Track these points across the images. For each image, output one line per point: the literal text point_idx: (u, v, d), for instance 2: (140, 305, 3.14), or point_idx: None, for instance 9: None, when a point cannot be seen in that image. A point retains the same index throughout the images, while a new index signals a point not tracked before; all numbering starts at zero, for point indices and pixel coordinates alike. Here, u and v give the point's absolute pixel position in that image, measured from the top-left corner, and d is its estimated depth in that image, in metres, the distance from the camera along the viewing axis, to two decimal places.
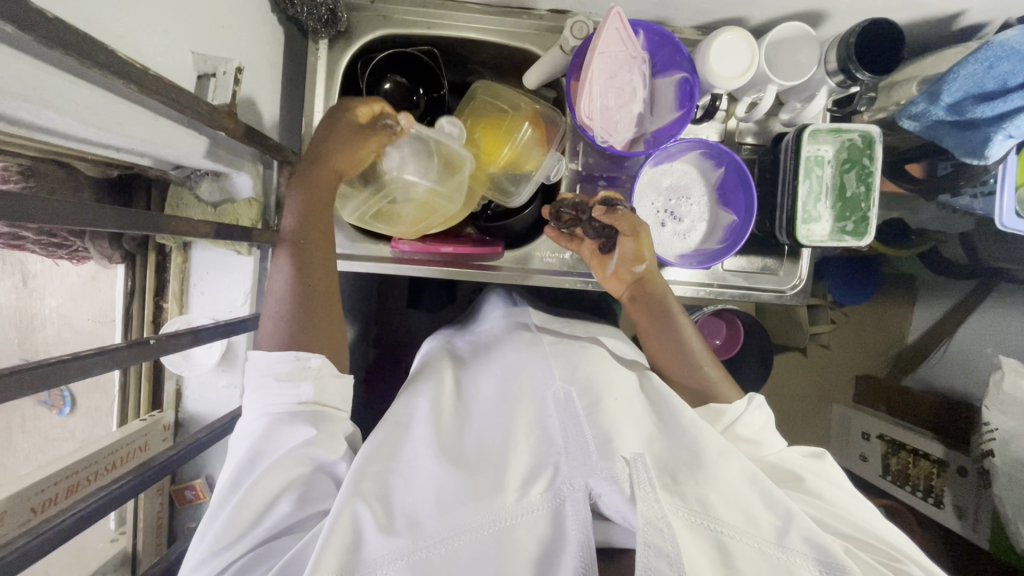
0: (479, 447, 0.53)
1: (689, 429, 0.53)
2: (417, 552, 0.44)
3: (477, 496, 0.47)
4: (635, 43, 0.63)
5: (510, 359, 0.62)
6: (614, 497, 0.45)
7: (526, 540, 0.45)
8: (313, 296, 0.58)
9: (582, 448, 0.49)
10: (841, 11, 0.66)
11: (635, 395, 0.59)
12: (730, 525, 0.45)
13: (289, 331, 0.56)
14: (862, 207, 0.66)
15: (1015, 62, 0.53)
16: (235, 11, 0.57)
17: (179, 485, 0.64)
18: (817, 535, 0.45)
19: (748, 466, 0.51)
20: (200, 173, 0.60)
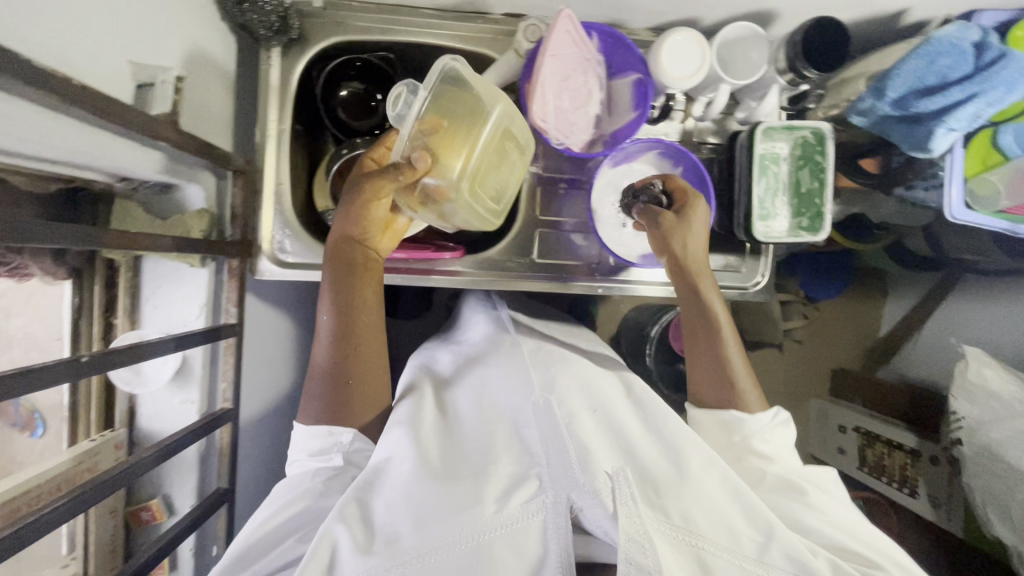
0: (461, 460, 0.55)
1: (674, 442, 0.56)
2: (396, 568, 0.46)
3: (457, 508, 0.49)
4: (587, 46, 0.64)
5: (492, 373, 0.64)
6: (597, 511, 0.48)
7: (505, 551, 0.47)
8: (343, 357, 0.58)
9: (562, 460, 0.51)
10: (790, 10, 0.66)
11: (613, 400, 0.61)
12: (711, 541, 0.48)
13: (322, 398, 0.58)
14: (817, 203, 0.67)
15: (955, 57, 0.54)
16: (179, 19, 0.55)
17: (134, 506, 0.64)
18: (797, 551, 0.48)
19: (729, 477, 0.53)
20: (148, 183, 0.60)
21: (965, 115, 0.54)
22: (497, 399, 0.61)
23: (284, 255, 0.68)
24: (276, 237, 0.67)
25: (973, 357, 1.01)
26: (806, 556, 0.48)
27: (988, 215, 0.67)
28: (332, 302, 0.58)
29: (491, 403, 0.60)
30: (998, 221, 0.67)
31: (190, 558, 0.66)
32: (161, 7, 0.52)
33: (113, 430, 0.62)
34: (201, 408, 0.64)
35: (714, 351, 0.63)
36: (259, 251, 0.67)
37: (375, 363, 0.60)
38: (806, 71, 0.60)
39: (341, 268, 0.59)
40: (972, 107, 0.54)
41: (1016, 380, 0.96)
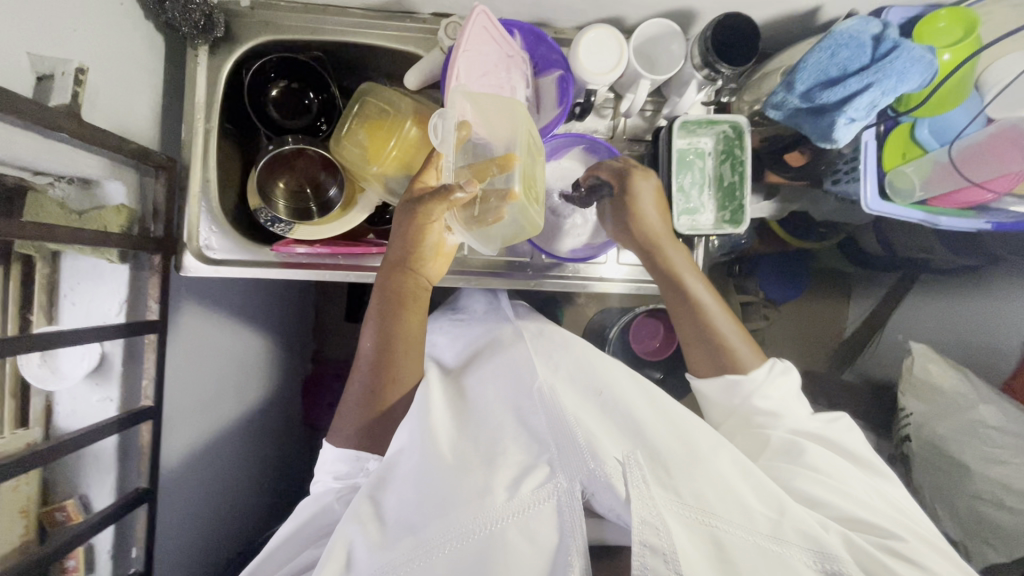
0: (468, 449, 0.58)
1: (689, 428, 0.59)
2: (417, 556, 0.50)
3: (466, 498, 0.51)
4: (508, 43, 0.65)
5: (513, 364, 0.67)
6: (612, 496, 0.50)
7: (516, 535, 0.49)
8: (377, 379, 0.64)
9: (573, 446, 0.53)
10: (709, 9, 0.68)
11: (634, 387, 0.65)
12: (727, 521, 0.50)
13: (354, 417, 0.65)
14: (738, 197, 0.68)
15: (853, 49, 0.55)
16: (92, 16, 0.56)
17: (49, 506, 0.61)
18: (808, 526, 0.51)
19: (740, 460, 0.56)
20: (65, 179, 0.56)
21: (862, 104, 0.55)
22: (503, 394, 0.65)
23: (214, 253, 0.69)
24: (203, 235, 0.69)
25: (919, 352, 1.00)
26: (818, 531, 0.50)
27: (904, 206, 0.69)
28: (377, 323, 0.65)
29: (499, 397, 0.65)
30: (915, 213, 0.69)
31: (109, 559, 0.65)
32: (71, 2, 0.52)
33: (29, 428, 0.57)
34: (121, 405, 0.64)
35: (690, 314, 0.68)
36: (185, 248, 0.67)
37: (404, 382, 0.66)
38: (718, 66, 0.61)
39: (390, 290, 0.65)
40: (868, 96, 0.55)
41: (957, 373, 0.96)
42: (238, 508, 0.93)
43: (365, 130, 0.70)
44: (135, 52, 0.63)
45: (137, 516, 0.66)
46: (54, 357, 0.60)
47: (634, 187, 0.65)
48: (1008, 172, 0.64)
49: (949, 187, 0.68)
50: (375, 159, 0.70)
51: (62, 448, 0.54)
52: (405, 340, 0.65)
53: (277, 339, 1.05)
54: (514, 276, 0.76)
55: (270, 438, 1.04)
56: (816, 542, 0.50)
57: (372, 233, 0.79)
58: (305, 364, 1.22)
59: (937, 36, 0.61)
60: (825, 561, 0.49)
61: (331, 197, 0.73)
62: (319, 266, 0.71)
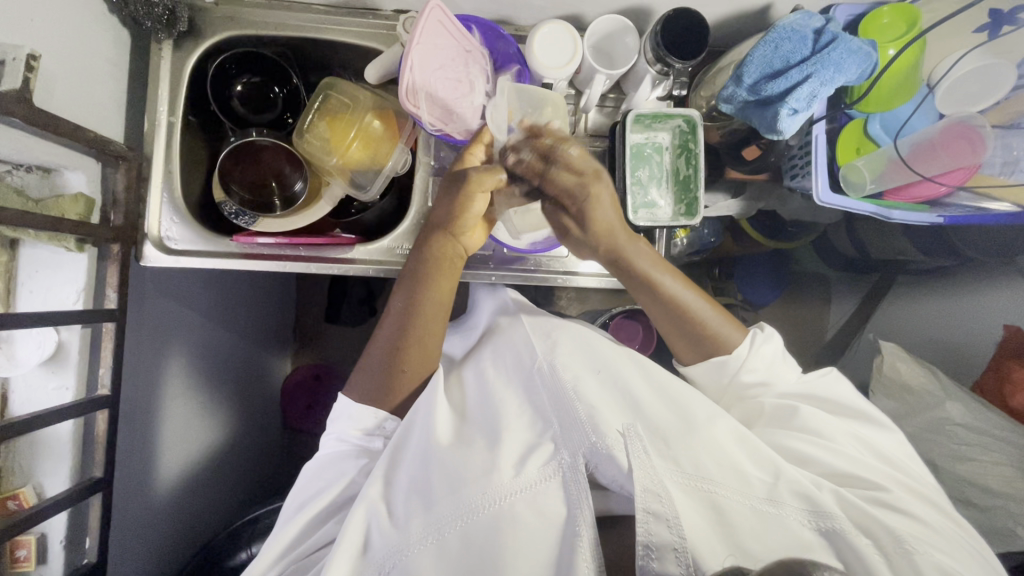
0: (474, 429, 0.61)
1: (682, 398, 0.60)
2: (431, 533, 0.53)
3: (472, 478, 0.54)
4: (466, 37, 0.66)
5: (513, 339, 0.68)
6: (613, 466, 0.54)
7: (524, 510, 0.53)
8: (404, 345, 0.65)
9: (575, 423, 0.57)
10: (664, 6, 0.69)
11: (618, 353, 0.66)
12: (723, 485, 0.52)
13: (376, 380, 0.65)
14: (693, 189, 0.70)
15: (795, 43, 0.58)
16: (52, 6, 0.57)
17: (2, 495, 0.61)
18: (802, 487, 0.53)
19: (736, 427, 0.57)
20: (24, 167, 0.58)
21: (804, 94, 0.57)
22: (505, 370, 0.66)
23: (175, 244, 0.70)
24: (164, 225, 0.70)
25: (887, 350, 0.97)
26: (811, 492, 0.53)
27: (857, 198, 0.69)
28: (408, 295, 0.66)
29: (500, 374, 0.66)
30: (867, 205, 0.69)
31: (61, 549, 0.64)
32: None
33: None
34: (77, 393, 0.64)
35: (663, 302, 0.66)
36: (145, 237, 0.68)
37: (430, 352, 0.67)
38: (669, 60, 0.63)
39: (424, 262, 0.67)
40: (808, 87, 0.57)
41: (926, 370, 0.95)
42: (209, 505, 0.92)
43: (326, 121, 0.72)
44: (100, 44, 0.64)
45: (91, 506, 0.65)
46: (9, 343, 0.60)
47: (591, 195, 0.63)
48: (959, 167, 0.65)
49: (901, 182, 0.69)
50: (336, 150, 0.71)
51: (15, 429, 0.54)
52: (435, 309, 0.66)
53: (255, 336, 1.05)
54: (474, 269, 0.77)
55: (244, 438, 1.03)
56: (810, 502, 0.52)
57: (339, 228, 0.80)
58: (282, 364, 1.22)
59: (883, 31, 0.64)
60: (818, 520, 0.51)
61: (296, 190, 0.74)
62: (280, 258, 0.71)
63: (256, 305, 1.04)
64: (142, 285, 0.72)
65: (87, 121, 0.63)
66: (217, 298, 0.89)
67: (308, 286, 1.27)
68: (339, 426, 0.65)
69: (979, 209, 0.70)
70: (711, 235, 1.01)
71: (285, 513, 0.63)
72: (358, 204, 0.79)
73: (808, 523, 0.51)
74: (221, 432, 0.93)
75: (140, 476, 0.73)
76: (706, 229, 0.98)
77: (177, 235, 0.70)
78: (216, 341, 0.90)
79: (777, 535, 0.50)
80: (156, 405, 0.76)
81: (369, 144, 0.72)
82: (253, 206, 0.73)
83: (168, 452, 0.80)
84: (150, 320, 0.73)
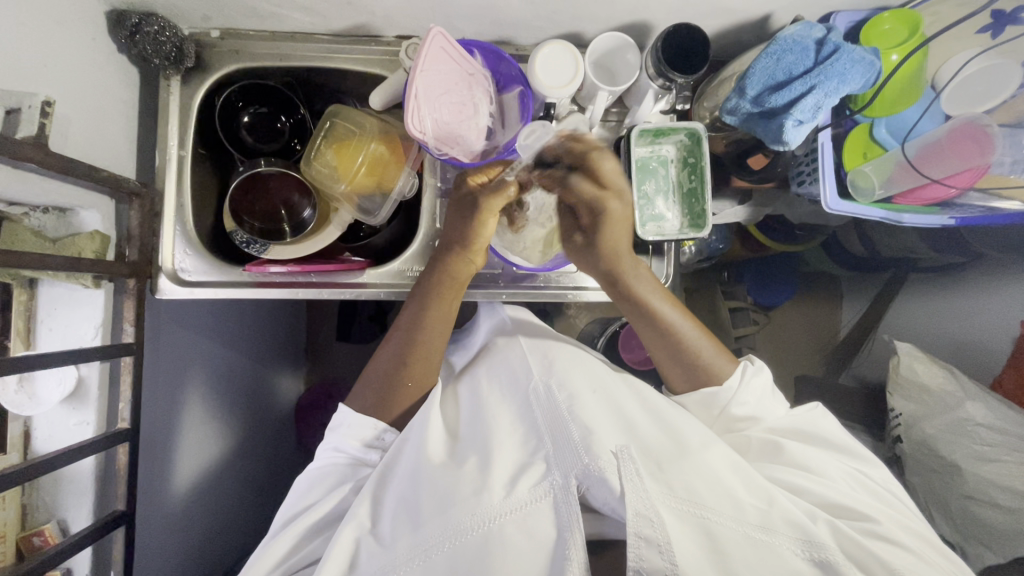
0: (465, 448, 0.62)
1: (675, 425, 0.60)
2: (417, 555, 0.53)
3: (462, 497, 0.55)
4: (468, 62, 0.66)
5: (509, 359, 0.70)
6: (606, 490, 0.53)
7: (513, 531, 0.52)
8: (407, 363, 0.67)
9: (567, 443, 0.57)
10: (661, 21, 0.70)
11: (613, 378, 0.68)
12: (717, 511, 0.51)
13: (376, 396, 0.67)
14: (701, 201, 0.70)
15: (798, 54, 0.58)
16: (66, 51, 0.58)
17: (27, 531, 0.63)
18: (794, 516, 0.52)
19: (730, 453, 0.57)
20: (40, 209, 0.60)
21: (808, 106, 0.57)
22: (500, 389, 0.67)
23: (189, 275, 0.71)
24: (178, 256, 0.71)
25: (903, 352, 0.99)
26: (805, 521, 0.52)
27: (866, 203, 0.70)
28: (417, 305, 0.68)
29: (495, 394, 0.67)
30: (876, 209, 0.70)
31: None
32: (39, 41, 0.55)
33: (5, 453, 0.61)
34: (98, 428, 0.64)
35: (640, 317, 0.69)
36: (159, 270, 0.69)
37: (432, 361, 0.69)
38: (671, 75, 0.64)
39: (428, 281, 0.68)
40: (813, 97, 0.57)
41: (944, 371, 0.94)
42: (229, 530, 0.92)
43: (333, 149, 0.72)
44: (111, 83, 0.65)
45: (114, 539, 0.65)
46: (31, 381, 0.62)
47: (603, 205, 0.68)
48: (968, 167, 0.65)
49: (910, 184, 0.69)
50: (343, 177, 0.72)
51: (41, 468, 0.54)
52: (441, 321, 0.68)
53: (269, 358, 1.06)
54: (485, 289, 0.77)
55: (261, 461, 1.02)
56: (804, 532, 0.51)
57: (349, 250, 0.80)
58: (295, 384, 1.22)
59: (884, 37, 0.65)
60: (811, 549, 0.50)
61: (306, 217, 0.74)
62: (293, 284, 0.72)
63: (268, 327, 1.05)
64: (156, 315, 0.73)
65: (101, 161, 0.64)
66: (230, 324, 0.91)
67: (317, 306, 1.27)
68: (336, 436, 0.66)
69: (991, 208, 0.69)
70: (719, 241, 1.00)
71: (274, 526, 0.63)
72: (365, 229, 0.80)
73: (801, 554, 0.50)
74: (238, 458, 0.93)
75: (161, 511, 0.74)
76: (713, 236, 0.98)
77: (190, 265, 0.71)
78: (230, 366, 0.90)
79: (770, 565, 0.49)
80: (172, 433, 0.76)
81: (375, 170, 0.72)
82: (265, 233, 0.73)
83: (187, 475, 0.79)
84: (166, 349, 0.75)
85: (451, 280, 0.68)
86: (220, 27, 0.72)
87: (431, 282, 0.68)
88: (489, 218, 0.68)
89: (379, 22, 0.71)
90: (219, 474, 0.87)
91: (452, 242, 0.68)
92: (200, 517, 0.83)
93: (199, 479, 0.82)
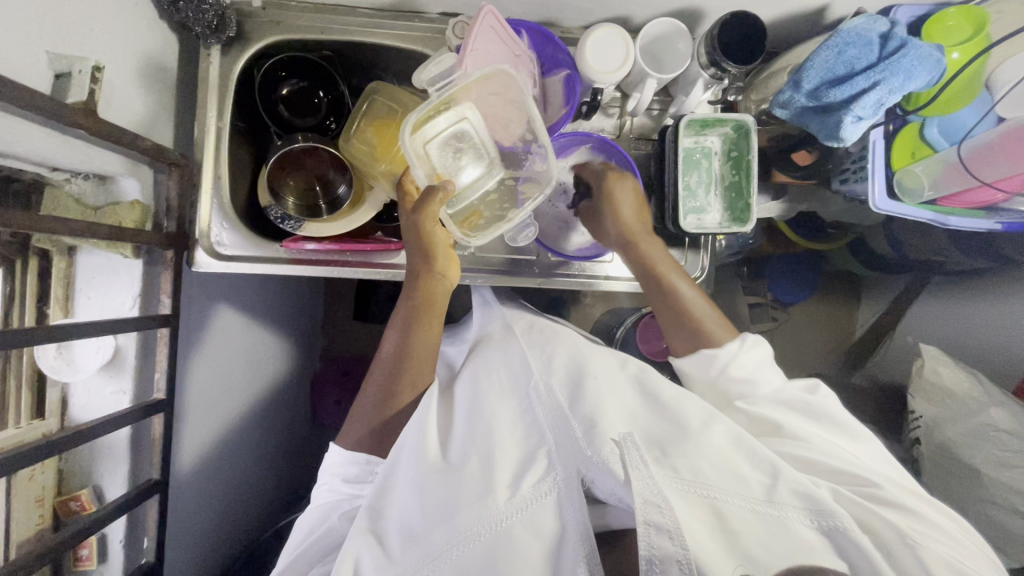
0: (463, 448, 0.61)
1: (676, 408, 0.60)
2: (425, 565, 0.53)
3: (467, 503, 0.55)
4: (517, 43, 0.65)
5: (504, 351, 0.70)
6: (610, 479, 0.54)
7: (522, 532, 0.53)
8: (394, 392, 0.66)
9: (571, 440, 0.57)
10: (714, 8, 0.68)
11: (613, 367, 0.67)
12: (721, 490, 0.51)
13: (367, 427, 0.66)
14: (746, 196, 0.69)
15: (861, 48, 0.56)
16: (112, 15, 0.57)
17: (63, 497, 0.63)
18: (802, 485, 0.52)
19: (733, 430, 0.57)
20: (81, 175, 0.59)
21: (870, 102, 0.56)
22: (498, 381, 0.66)
23: (224, 248, 0.70)
24: (215, 231, 0.70)
25: (928, 355, 0.98)
26: (811, 489, 0.51)
27: (914, 206, 0.70)
28: (398, 332, 0.66)
29: (497, 385, 0.65)
30: (924, 213, 0.70)
31: (120, 548, 0.65)
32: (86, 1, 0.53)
33: (43, 419, 0.60)
34: (135, 398, 0.65)
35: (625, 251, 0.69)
36: (196, 243, 0.69)
37: (419, 390, 0.67)
38: (725, 64, 0.62)
39: (405, 309, 0.66)
40: (876, 94, 0.56)
41: (967, 376, 0.95)
42: (244, 508, 0.93)
43: (373, 129, 0.72)
44: (151, 50, 0.64)
45: (148, 507, 0.66)
46: (69, 348, 0.62)
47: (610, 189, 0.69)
48: (1017, 172, 0.64)
49: (958, 187, 0.68)
50: (383, 158, 0.71)
51: (85, 435, 0.55)
52: (424, 347, 0.66)
53: (290, 334, 1.07)
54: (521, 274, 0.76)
55: (279, 435, 1.05)
56: (811, 501, 0.51)
57: (381, 231, 0.79)
58: (314, 360, 1.22)
59: (948, 33, 0.63)
60: (820, 519, 0.50)
61: (340, 194, 0.73)
62: (328, 263, 0.72)
63: (289, 304, 1.05)
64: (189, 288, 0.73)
65: (141, 130, 0.63)
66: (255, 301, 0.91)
67: (337, 284, 1.27)
68: (328, 476, 0.66)
69: None
70: (748, 236, 1.00)
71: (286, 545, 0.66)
72: (400, 210, 0.79)
73: (809, 523, 0.49)
74: (253, 421, 0.93)
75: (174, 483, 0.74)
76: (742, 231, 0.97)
77: (225, 240, 0.70)
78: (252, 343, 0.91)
79: (782, 539, 0.48)
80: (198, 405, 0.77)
81: None
82: (301, 210, 0.73)
83: (190, 450, 0.77)
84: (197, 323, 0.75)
85: (427, 304, 0.66)
86: None
87: (410, 306, 0.66)
88: (433, 231, 0.63)
89: None
90: (235, 448, 0.88)
91: (415, 265, 0.65)
92: (207, 497, 0.82)
93: (206, 459, 0.80)
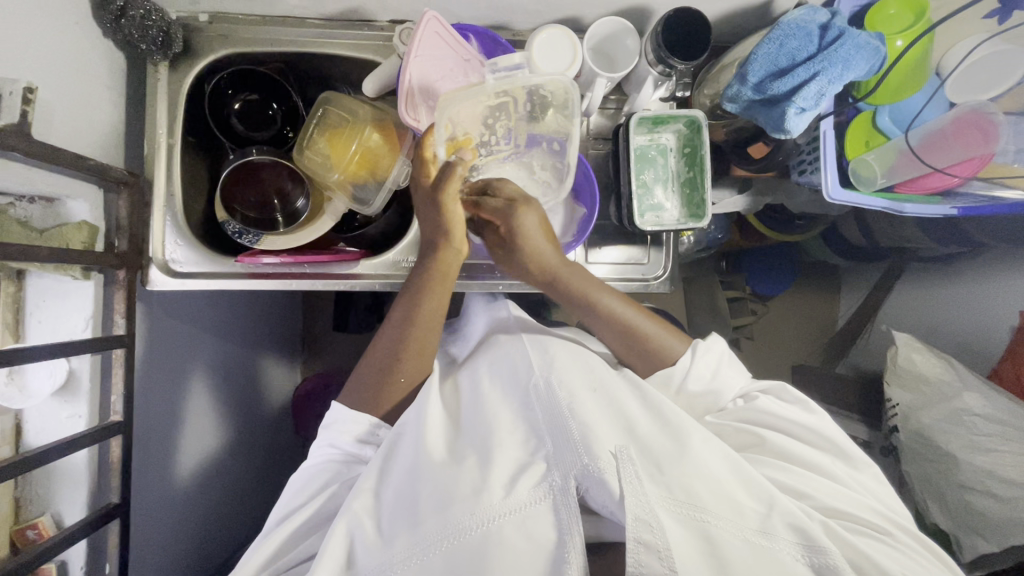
0: (465, 445, 0.59)
1: (680, 419, 0.57)
2: (414, 555, 0.51)
3: (461, 497, 0.53)
4: (464, 46, 0.65)
5: (511, 349, 0.67)
6: (605, 492, 0.51)
7: (513, 532, 0.50)
8: (402, 357, 0.66)
9: (567, 442, 0.54)
10: (661, 5, 0.68)
11: (614, 372, 0.65)
12: (717, 516, 0.49)
13: (370, 388, 0.67)
14: (700, 192, 0.69)
15: (801, 40, 0.57)
16: (49, 34, 0.57)
17: (21, 525, 0.62)
18: (795, 517, 0.50)
19: (727, 450, 0.55)
20: (27, 198, 0.58)
21: (811, 93, 0.56)
22: (501, 385, 0.64)
23: (181, 266, 0.70)
24: (169, 247, 0.70)
25: (901, 342, 0.98)
26: (806, 524, 0.50)
27: (868, 194, 0.69)
28: (407, 296, 0.67)
29: (497, 386, 0.64)
30: (878, 200, 0.68)
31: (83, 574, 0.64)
32: (18, 21, 0.53)
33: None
34: (91, 420, 0.64)
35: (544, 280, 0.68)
36: (150, 261, 0.68)
37: (425, 360, 0.68)
38: (671, 61, 0.62)
39: (418, 277, 0.67)
40: (816, 85, 0.56)
41: (941, 361, 0.94)
42: (222, 527, 0.91)
43: (326, 137, 0.71)
44: (95, 69, 0.63)
45: (109, 532, 0.65)
46: (21, 375, 0.60)
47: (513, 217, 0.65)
48: (972, 156, 0.64)
49: (912, 174, 0.68)
50: (337, 166, 0.71)
51: (33, 461, 0.54)
52: (434, 315, 0.67)
53: (266, 348, 1.06)
54: (482, 278, 0.76)
55: (260, 449, 1.04)
56: (804, 535, 0.49)
57: (343, 241, 0.79)
58: (292, 374, 1.21)
59: (889, 22, 0.64)
60: (810, 554, 0.49)
61: (299, 206, 0.74)
62: (285, 276, 0.71)
63: (264, 317, 1.05)
64: (149, 305, 0.72)
65: (88, 150, 0.62)
66: (225, 315, 0.90)
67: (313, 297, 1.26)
68: (330, 433, 0.64)
69: (993, 198, 0.68)
70: (717, 231, 1.00)
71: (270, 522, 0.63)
72: (360, 219, 0.79)
73: (800, 558, 0.48)
74: (228, 450, 0.91)
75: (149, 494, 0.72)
76: (712, 226, 0.97)
77: (180, 256, 0.70)
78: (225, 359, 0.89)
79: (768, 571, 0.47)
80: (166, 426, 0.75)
81: (369, 157, 0.71)
82: (257, 224, 0.72)
83: (182, 463, 0.78)
84: (161, 340, 0.74)
85: (440, 275, 0.67)
86: (208, 11, 0.70)
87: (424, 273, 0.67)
88: (449, 205, 0.63)
89: (372, 6, 0.70)
90: (213, 464, 0.86)
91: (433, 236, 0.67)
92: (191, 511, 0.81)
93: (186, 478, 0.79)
